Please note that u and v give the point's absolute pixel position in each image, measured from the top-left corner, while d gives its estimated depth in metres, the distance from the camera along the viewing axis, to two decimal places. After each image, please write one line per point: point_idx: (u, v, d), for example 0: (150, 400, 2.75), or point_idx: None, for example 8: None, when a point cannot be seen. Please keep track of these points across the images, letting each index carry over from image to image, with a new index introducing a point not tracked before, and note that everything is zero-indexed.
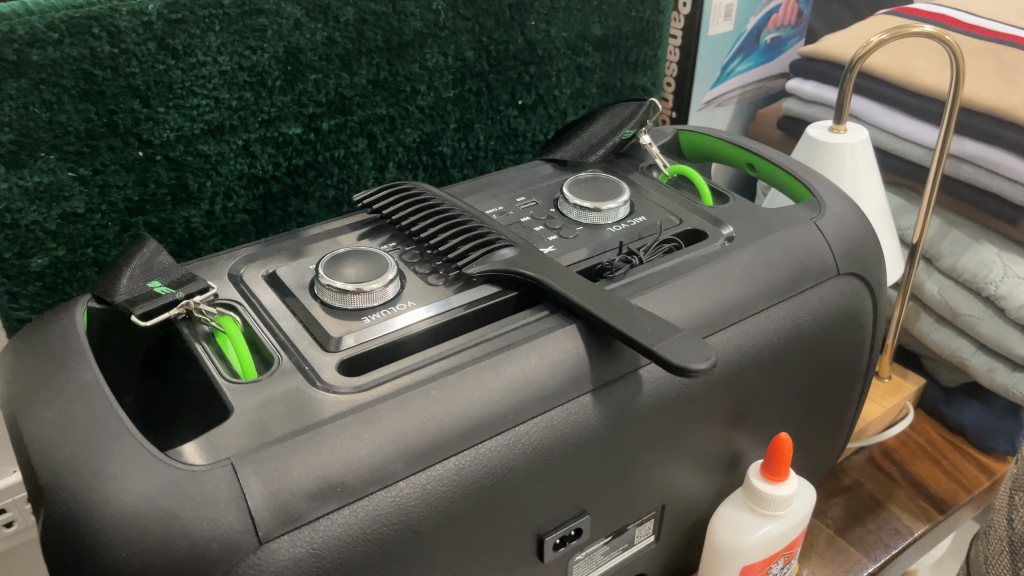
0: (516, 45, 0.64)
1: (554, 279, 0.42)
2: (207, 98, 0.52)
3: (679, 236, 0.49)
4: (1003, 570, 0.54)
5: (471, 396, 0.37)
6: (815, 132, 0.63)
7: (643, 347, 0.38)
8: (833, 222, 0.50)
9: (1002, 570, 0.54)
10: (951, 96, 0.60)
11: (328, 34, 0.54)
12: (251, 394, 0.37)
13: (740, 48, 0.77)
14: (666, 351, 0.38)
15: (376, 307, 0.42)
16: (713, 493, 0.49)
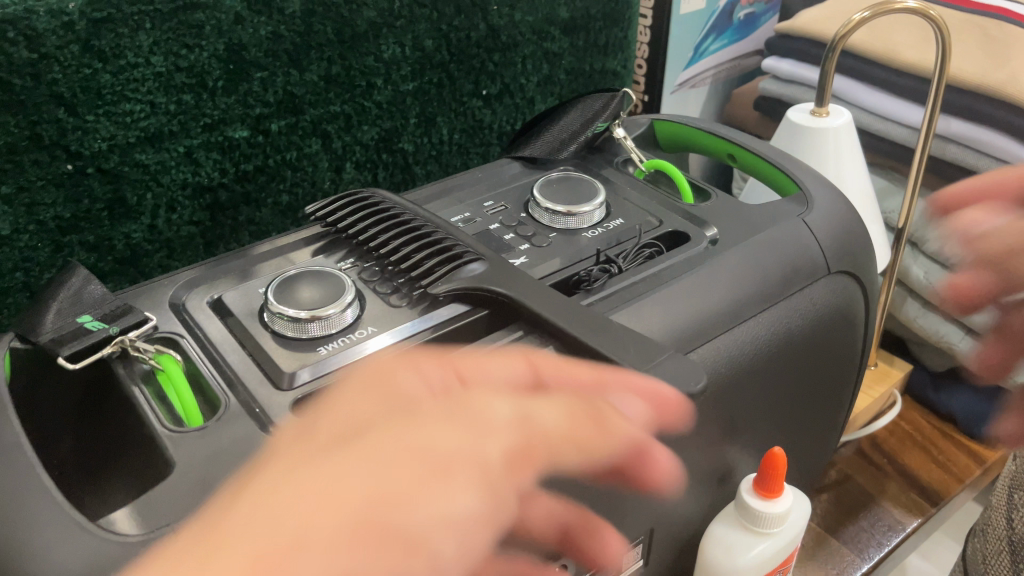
0: (478, 32, 0.60)
1: (528, 296, 0.39)
2: (142, 103, 0.48)
3: (660, 240, 0.46)
4: (1003, 571, 0.51)
5: None
6: (795, 116, 0.60)
7: (629, 371, 0.35)
8: (821, 217, 0.47)
9: (1001, 570, 0.52)
10: (937, 74, 0.57)
11: (272, 28, 0.50)
12: (196, 445, 0.33)
13: (712, 26, 0.74)
14: (652, 374, 0.35)
15: (334, 334, 0.38)
16: (703, 511, 0.46)
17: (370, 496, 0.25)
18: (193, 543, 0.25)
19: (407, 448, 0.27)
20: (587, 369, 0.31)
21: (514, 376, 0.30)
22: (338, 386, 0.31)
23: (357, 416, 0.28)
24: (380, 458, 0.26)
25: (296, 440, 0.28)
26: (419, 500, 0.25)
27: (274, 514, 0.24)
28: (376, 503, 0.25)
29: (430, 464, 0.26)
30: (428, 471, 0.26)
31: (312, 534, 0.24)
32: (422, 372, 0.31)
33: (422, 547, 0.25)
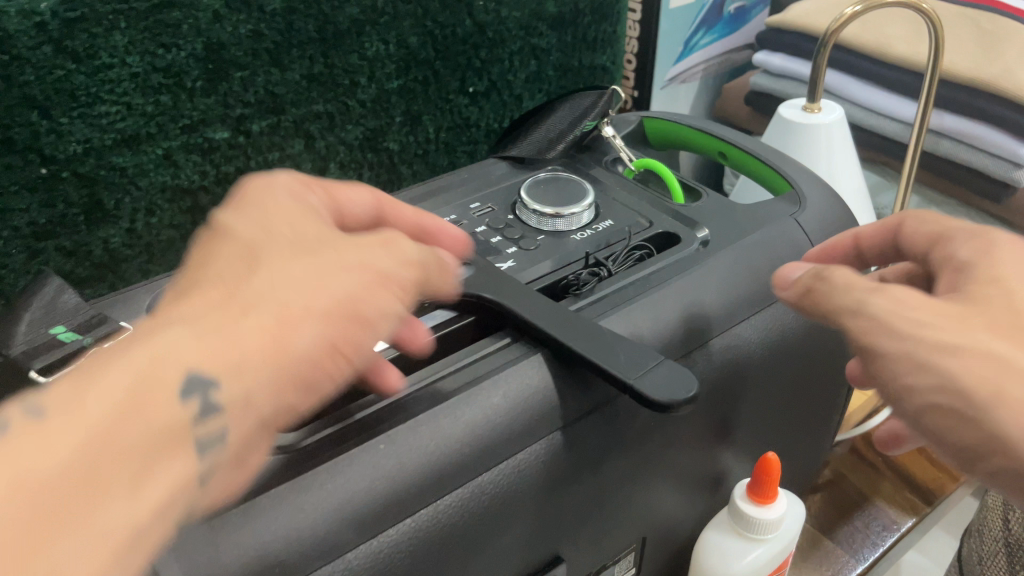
0: (464, 28, 0.59)
1: (514, 301, 0.38)
2: (118, 105, 0.46)
3: (650, 241, 0.45)
4: (999, 572, 0.51)
5: (425, 447, 0.33)
6: (787, 112, 0.59)
7: (619, 381, 0.34)
8: (815, 217, 0.46)
9: (996, 572, 0.51)
10: (930, 69, 0.56)
11: (252, 26, 0.49)
12: None
13: (703, 20, 0.73)
14: (642, 383, 0.34)
15: None
16: (696, 516, 0.45)
17: (325, 345, 0.30)
18: (151, 330, 0.28)
19: (337, 271, 0.31)
20: (407, 208, 0.40)
21: (359, 210, 0.38)
22: (238, 195, 0.35)
23: (289, 232, 0.33)
24: (299, 272, 0.30)
25: (226, 248, 0.32)
26: (337, 336, 0.30)
27: (237, 331, 0.28)
28: (324, 353, 0.30)
29: (350, 307, 0.31)
30: (343, 317, 0.30)
31: (258, 348, 0.28)
32: (305, 185, 0.36)
33: (323, 359, 0.30)
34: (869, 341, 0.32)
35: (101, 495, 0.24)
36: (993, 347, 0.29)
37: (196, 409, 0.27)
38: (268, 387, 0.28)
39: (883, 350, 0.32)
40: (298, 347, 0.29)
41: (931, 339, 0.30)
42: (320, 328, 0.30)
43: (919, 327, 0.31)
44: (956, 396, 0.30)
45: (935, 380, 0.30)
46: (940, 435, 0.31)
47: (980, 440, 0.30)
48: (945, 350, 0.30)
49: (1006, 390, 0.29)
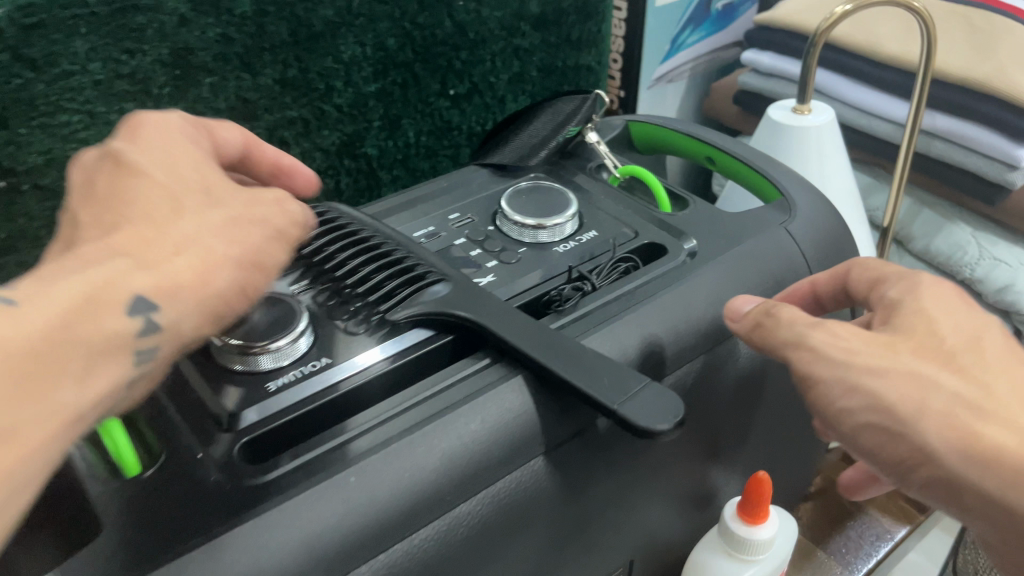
0: (443, 29, 0.57)
1: (492, 320, 0.36)
2: (80, 113, 0.44)
3: (636, 253, 0.43)
4: None
5: (399, 479, 0.31)
6: (776, 113, 0.57)
7: (605, 407, 0.33)
8: (805, 226, 0.45)
9: None
10: (922, 70, 0.55)
11: (221, 29, 0.47)
12: (131, 498, 0.30)
13: (690, 18, 0.71)
14: (629, 408, 0.32)
15: (285, 367, 0.35)
16: (685, 535, 0.44)
17: (236, 287, 0.28)
18: (86, 253, 0.26)
19: (248, 225, 0.30)
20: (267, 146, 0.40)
21: (234, 151, 0.37)
22: (124, 129, 0.32)
23: (202, 175, 0.31)
24: (208, 217, 0.29)
25: (134, 183, 0.29)
26: (248, 279, 0.29)
27: (170, 265, 0.27)
28: (235, 295, 0.29)
29: (260, 256, 0.30)
30: (253, 266, 0.29)
31: (187, 281, 0.27)
32: (200, 127, 0.35)
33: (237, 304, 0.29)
34: (809, 371, 0.34)
35: (54, 377, 0.23)
36: (915, 368, 0.31)
37: (139, 325, 0.26)
38: (190, 319, 0.27)
39: (821, 376, 0.33)
40: (218, 286, 0.28)
41: (859, 363, 0.32)
42: (237, 268, 0.29)
43: (847, 356, 0.32)
44: (885, 413, 0.31)
45: (866, 398, 0.32)
46: (877, 449, 0.33)
47: (913, 450, 0.31)
48: (873, 372, 0.32)
49: (926, 403, 0.31)
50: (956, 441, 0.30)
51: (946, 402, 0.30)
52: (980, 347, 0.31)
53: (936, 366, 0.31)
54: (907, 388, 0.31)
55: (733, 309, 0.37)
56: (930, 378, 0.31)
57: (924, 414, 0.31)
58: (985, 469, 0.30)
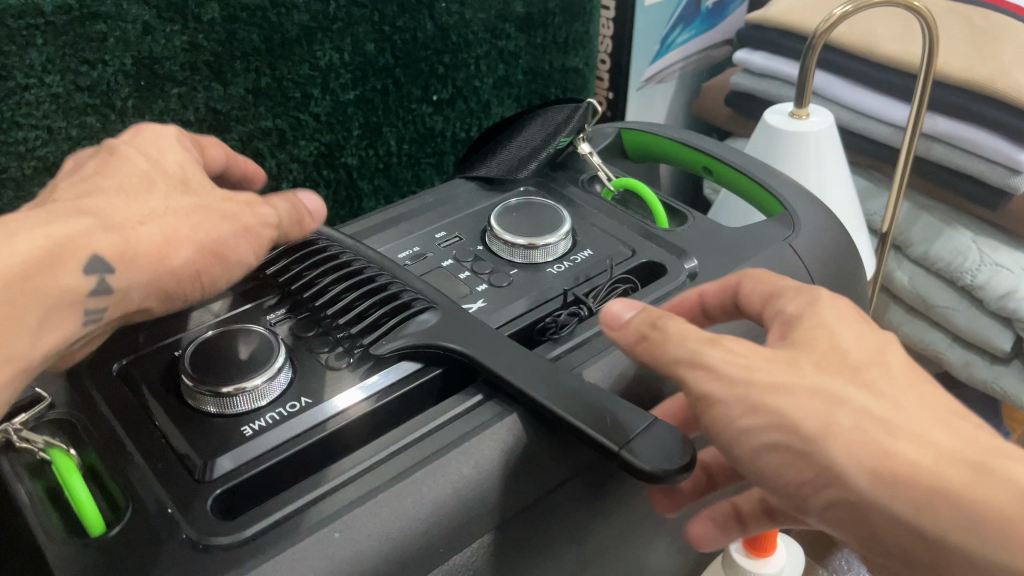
0: (425, 33, 0.54)
1: (486, 353, 0.34)
2: (38, 129, 0.42)
3: (633, 273, 0.41)
4: None
5: (389, 532, 0.29)
6: (772, 118, 0.55)
7: (607, 450, 0.30)
8: (809, 241, 0.43)
9: None
10: (924, 71, 0.53)
11: (188, 37, 0.44)
12: (92, 559, 0.27)
13: (680, 17, 0.68)
14: (633, 451, 0.30)
15: (262, 407, 0.33)
16: (687, 567, 0.42)
17: (190, 270, 0.31)
18: (57, 211, 0.28)
19: (215, 214, 0.32)
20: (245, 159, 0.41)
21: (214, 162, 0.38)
22: (126, 130, 0.34)
23: (183, 168, 0.33)
24: (174, 203, 0.31)
25: (118, 163, 0.31)
26: (204, 266, 0.31)
27: (133, 235, 0.29)
28: (187, 276, 0.31)
29: (219, 245, 0.31)
30: (213, 254, 0.31)
31: (145, 254, 0.29)
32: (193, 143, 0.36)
33: (188, 283, 0.31)
34: (703, 393, 0.28)
35: (9, 331, 0.25)
36: (818, 384, 0.26)
37: (92, 285, 0.28)
38: (141, 288, 0.29)
39: (717, 398, 0.28)
40: (171, 264, 0.30)
41: (761, 382, 0.27)
42: (192, 253, 0.30)
43: (750, 374, 0.27)
44: (791, 434, 0.26)
45: (771, 419, 0.27)
46: (779, 475, 0.28)
47: (817, 473, 0.26)
48: (777, 390, 0.27)
49: (834, 422, 0.26)
50: (866, 460, 0.25)
51: (856, 419, 0.25)
52: (883, 360, 0.27)
53: (844, 382, 0.26)
54: (812, 407, 0.26)
55: (609, 318, 0.31)
56: (836, 395, 0.26)
57: (831, 434, 0.26)
58: (900, 493, 0.25)
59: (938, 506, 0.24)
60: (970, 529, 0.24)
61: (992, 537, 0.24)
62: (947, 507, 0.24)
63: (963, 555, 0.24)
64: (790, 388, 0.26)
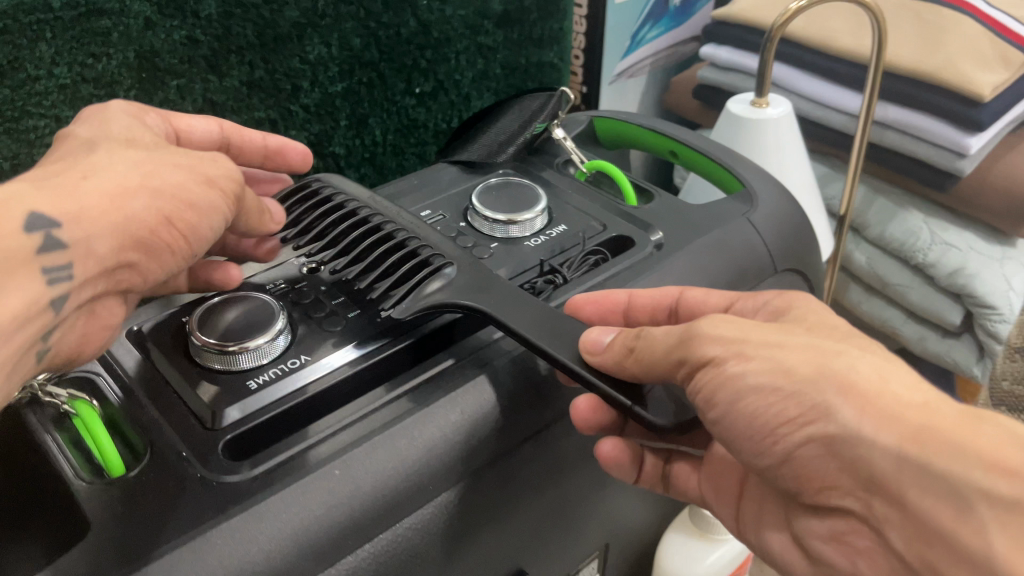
0: (408, 28, 0.58)
1: (500, 309, 0.36)
2: (47, 118, 0.44)
3: (604, 245, 0.44)
4: None
5: (382, 470, 0.32)
6: (735, 107, 0.59)
7: (623, 404, 0.32)
8: (767, 216, 0.46)
9: None
10: (874, 61, 0.57)
11: (187, 32, 0.47)
12: (116, 496, 0.30)
13: (649, 14, 0.72)
14: (645, 406, 0.32)
15: (265, 365, 0.36)
16: (658, 517, 0.45)
17: (157, 215, 0.32)
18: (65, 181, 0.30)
19: (165, 166, 0.33)
20: (254, 132, 0.43)
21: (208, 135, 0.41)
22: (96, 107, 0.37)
23: (122, 133, 0.34)
24: (120, 161, 0.32)
25: (61, 146, 0.33)
26: (171, 211, 0.32)
27: (80, 186, 0.30)
28: (155, 221, 0.32)
29: (181, 194, 0.33)
30: (173, 198, 0.32)
31: (100, 204, 0.30)
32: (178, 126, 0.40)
33: (157, 227, 0.32)
34: (702, 351, 0.30)
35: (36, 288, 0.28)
36: (817, 341, 0.29)
37: (39, 242, 0.27)
38: (107, 240, 0.30)
39: (713, 356, 0.30)
40: (130, 211, 0.31)
41: (754, 340, 0.29)
42: (153, 205, 0.31)
43: (740, 333, 0.30)
44: (782, 378, 0.28)
45: (762, 365, 0.29)
46: (704, 403, 0.30)
47: (804, 409, 0.28)
48: (769, 345, 0.29)
49: (829, 367, 0.28)
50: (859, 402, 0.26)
51: (849, 364, 0.28)
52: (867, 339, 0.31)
53: (838, 343, 0.29)
54: (807, 357, 0.28)
55: (591, 345, 0.32)
56: (830, 349, 0.28)
57: (826, 374, 0.27)
58: (888, 427, 0.26)
59: (927, 438, 0.25)
60: (965, 454, 0.24)
61: (981, 466, 0.24)
62: (937, 438, 0.25)
63: (946, 480, 0.24)
64: (787, 343, 0.29)
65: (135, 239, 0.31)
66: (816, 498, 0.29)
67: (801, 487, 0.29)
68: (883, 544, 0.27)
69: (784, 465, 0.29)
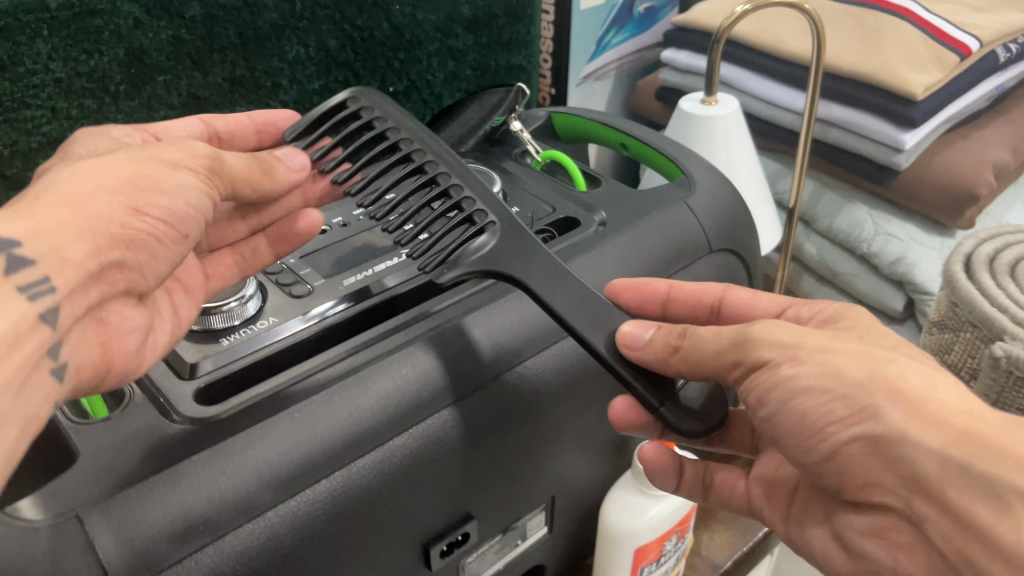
0: (381, 31, 0.62)
1: (542, 285, 0.38)
2: (43, 109, 0.49)
3: (553, 225, 0.48)
4: None
5: (341, 415, 0.36)
6: (687, 105, 0.63)
7: (649, 402, 0.36)
8: (703, 201, 0.50)
9: None
10: (815, 62, 0.61)
11: (173, 32, 0.51)
12: (102, 436, 0.34)
13: (614, 20, 0.77)
14: (674, 405, 0.36)
15: (236, 325, 0.41)
16: (604, 476, 0.49)
17: (126, 207, 0.32)
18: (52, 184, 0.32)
19: (131, 161, 0.34)
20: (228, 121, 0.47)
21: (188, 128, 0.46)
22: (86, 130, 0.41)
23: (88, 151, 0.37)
24: (91, 168, 0.33)
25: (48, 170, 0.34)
26: (139, 199, 0.33)
27: (34, 206, 0.30)
28: (126, 215, 0.32)
29: (146, 182, 0.33)
30: (143, 187, 0.33)
31: (59, 215, 0.30)
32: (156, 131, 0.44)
33: (130, 220, 0.32)
34: (759, 355, 0.33)
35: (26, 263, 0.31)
36: (868, 348, 0.32)
37: (5, 262, 0.28)
38: (81, 248, 0.30)
39: (770, 359, 0.33)
40: (90, 213, 0.31)
41: (809, 345, 0.33)
42: (121, 202, 0.32)
43: (797, 339, 0.33)
44: (834, 381, 0.31)
45: (815, 368, 0.32)
46: None
47: (851, 411, 0.31)
48: (823, 350, 0.32)
49: (881, 374, 0.31)
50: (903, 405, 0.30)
51: (899, 370, 0.31)
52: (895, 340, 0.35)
53: (887, 351, 0.32)
54: (860, 362, 0.32)
55: (630, 340, 0.36)
56: (877, 357, 0.32)
57: (876, 379, 0.31)
58: (932, 431, 0.29)
59: (970, 442, 0.28)
60: (1004, 460, 0.28)
61: (1018, 466, 0.27)
62: (979, 442, 0.28)
63: (985, 481, 0.28)
64: (841, 349, 0.32)
65: (113, 240, 0.32)
66: (858, 494, 0.32)
67: (843, 483, 0.33)
68: (926, 542, 0.30)
69: (830, 461, 0.32)
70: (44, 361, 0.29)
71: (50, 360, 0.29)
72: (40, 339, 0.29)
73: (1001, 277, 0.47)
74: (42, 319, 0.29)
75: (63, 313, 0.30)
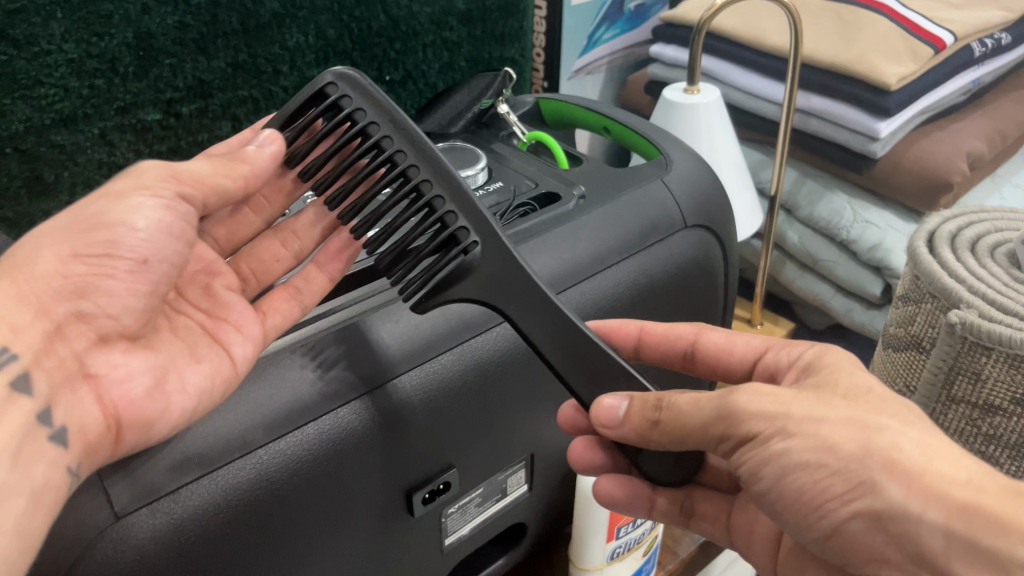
0: (379, 22, 0.65)
1: (524, 313, 0.39)
2: (57, 88, 0.51)
3: (534, 200, 0.51)
4: (965, 414, 0.51)
5: (329, 364, 0.39)
6: (670, 94, 0.66)
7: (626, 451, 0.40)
8: (679, 179, 0.53)
9: (959, 415, 0.52)
10: (794, 53, 0.64)
11: (179, 18, 0.54)
12: None
13: (604, 17, 0.80)
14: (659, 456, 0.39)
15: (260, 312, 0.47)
16: None
17: (68, 255, 0.37)
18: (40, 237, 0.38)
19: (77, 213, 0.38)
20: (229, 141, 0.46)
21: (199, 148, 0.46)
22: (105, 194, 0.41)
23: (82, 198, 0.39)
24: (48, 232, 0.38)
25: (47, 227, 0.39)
26: (78, 245, 0.37)
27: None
28: (70, 261, 0.37)
29: (88, 222, 0.37)
30: (85, 226, 0.37)
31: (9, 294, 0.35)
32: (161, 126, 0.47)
33: (76, 263, 0.37)
34: (748, 429, 0.34)
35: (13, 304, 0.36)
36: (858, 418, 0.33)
37: None
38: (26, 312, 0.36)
39: (759, 433, 0.34)
40: (39, 270, 0.36)
41: (797, 415, 0.33)
42: (61, 251, 0.37)
43: (785, 409, 0.33)
44: (829, 455, 0.32)
45: (809, 443, 0.33)
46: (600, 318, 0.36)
47: (850, 486, 0.32)
48: (813, 420, 0.33)
49: (874, 443, 0.32)
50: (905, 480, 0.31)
51: (894, 440, 0.32)
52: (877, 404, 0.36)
53: (875, 414, 0.33)
54: (852, 431, 0.33)
55: (606, 414, 0.36)
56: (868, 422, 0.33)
57: (871, 454, 0.32)
58: (934, 503, 0.31)
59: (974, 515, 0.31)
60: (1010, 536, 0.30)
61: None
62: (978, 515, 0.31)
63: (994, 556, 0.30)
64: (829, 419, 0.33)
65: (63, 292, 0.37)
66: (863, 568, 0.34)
67: (847, 558, 0.34)
68: None
69: (831, 537, 0.34)
70: (36, 429, 0.35)
71: (43, 427, 0.35)
72: (21, 412, 0.34)
73: (960, 252, 0.51)
74: (16, 389, 0.35)
75: (38, 379, 0.36)
